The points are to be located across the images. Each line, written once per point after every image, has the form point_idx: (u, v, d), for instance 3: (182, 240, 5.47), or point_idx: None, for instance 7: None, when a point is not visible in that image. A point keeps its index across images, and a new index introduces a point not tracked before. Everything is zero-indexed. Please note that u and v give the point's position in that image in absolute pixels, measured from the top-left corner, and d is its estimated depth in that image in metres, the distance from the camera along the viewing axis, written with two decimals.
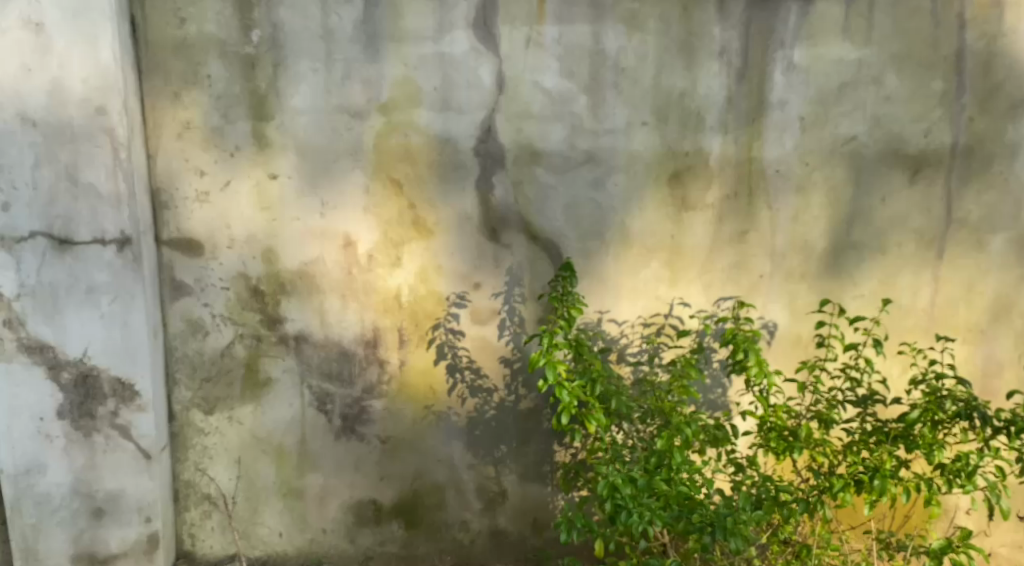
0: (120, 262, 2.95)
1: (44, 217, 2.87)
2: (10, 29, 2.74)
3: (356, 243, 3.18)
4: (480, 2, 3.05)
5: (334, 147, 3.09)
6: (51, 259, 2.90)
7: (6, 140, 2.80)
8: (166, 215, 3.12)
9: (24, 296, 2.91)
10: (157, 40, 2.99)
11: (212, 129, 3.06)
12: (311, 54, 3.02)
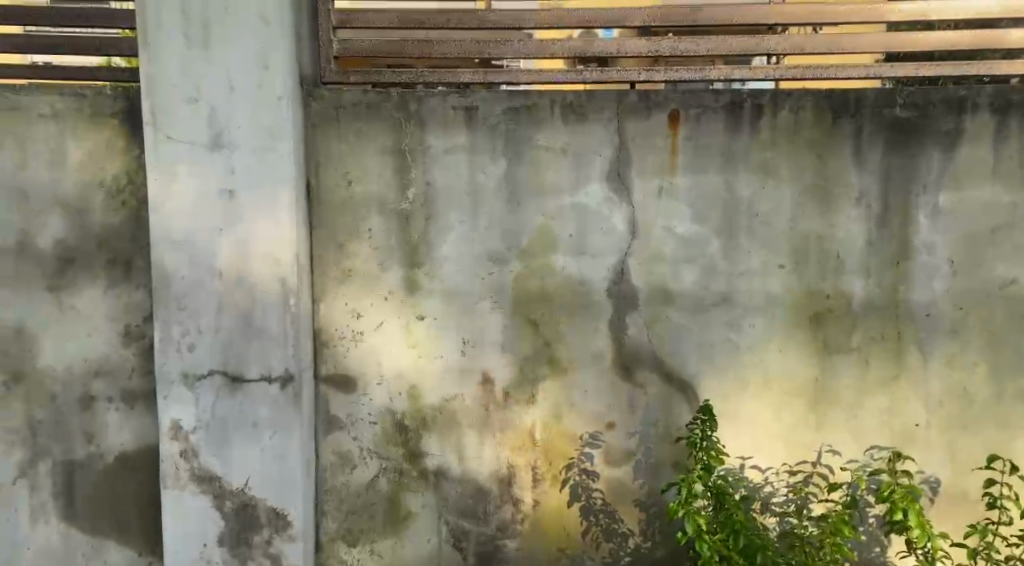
0: (283, 398, 3.16)
1: (221, 356, 3.14)
2: (206, 195, 3.07)
3: (492, 382, 3.32)
4: (614, 157, 3.24)
5: (476, 290, 3.28)
6: (224, 395, 3.15)
7: (196, 288, 3.11)
8: (325, 353, 3.32)
9: (199, 428, 3.15)
10: (328, 200, 3.26)
11: (371, 276, 3.28)
12: (459, 207, 3.24)
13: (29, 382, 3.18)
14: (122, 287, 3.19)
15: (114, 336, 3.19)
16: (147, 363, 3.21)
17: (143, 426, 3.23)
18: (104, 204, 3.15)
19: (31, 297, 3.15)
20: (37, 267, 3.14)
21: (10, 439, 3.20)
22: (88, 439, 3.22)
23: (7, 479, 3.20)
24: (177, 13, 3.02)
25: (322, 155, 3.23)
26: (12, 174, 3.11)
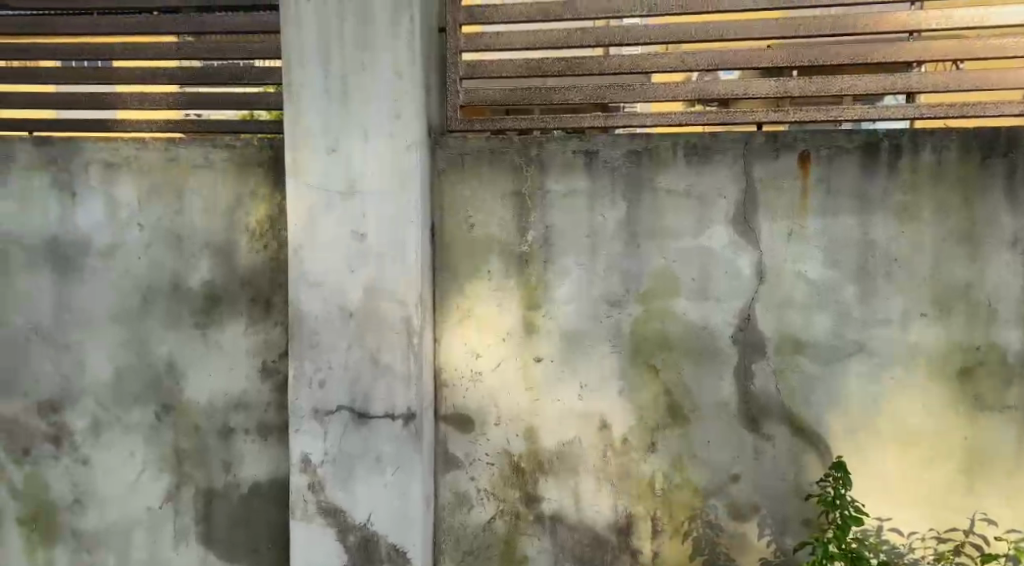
0: (406, 436, 3.08)
1: (351, 392, 3.09)
2: (339, 236, 3.03)
3: (610, 429, 3.26)
4: (740, 201, 3.13)
5: (593, 333, 3.24)
6: (351, 431, 3.10)
7: (327, 326, 3.08)
8: (445, 392, 3.35)
9: (328, 461, 3.12)
10: (452, 241, 3.30)
11: (490, 316, 3.30)
12: (576, 250, 3.23)
13: (176, 411, 3.21)
14: (261, 324, 3.17)
15: (252, 371, 3.19)
16: (282, 398, 3.18)
17: (276, 458, 3.21)
18: (246, 245, 3.14)
19: (179, 332, 3.18)
20: (184, 304, 3.17)
21: (156, 465, 3.24)
22: (226, 469, 3.22)
23: (153, 504, 3.25)
24: (319, 65, 3.02)
25: (447, 199, 3.28)
26: (169, 219, 3.14)
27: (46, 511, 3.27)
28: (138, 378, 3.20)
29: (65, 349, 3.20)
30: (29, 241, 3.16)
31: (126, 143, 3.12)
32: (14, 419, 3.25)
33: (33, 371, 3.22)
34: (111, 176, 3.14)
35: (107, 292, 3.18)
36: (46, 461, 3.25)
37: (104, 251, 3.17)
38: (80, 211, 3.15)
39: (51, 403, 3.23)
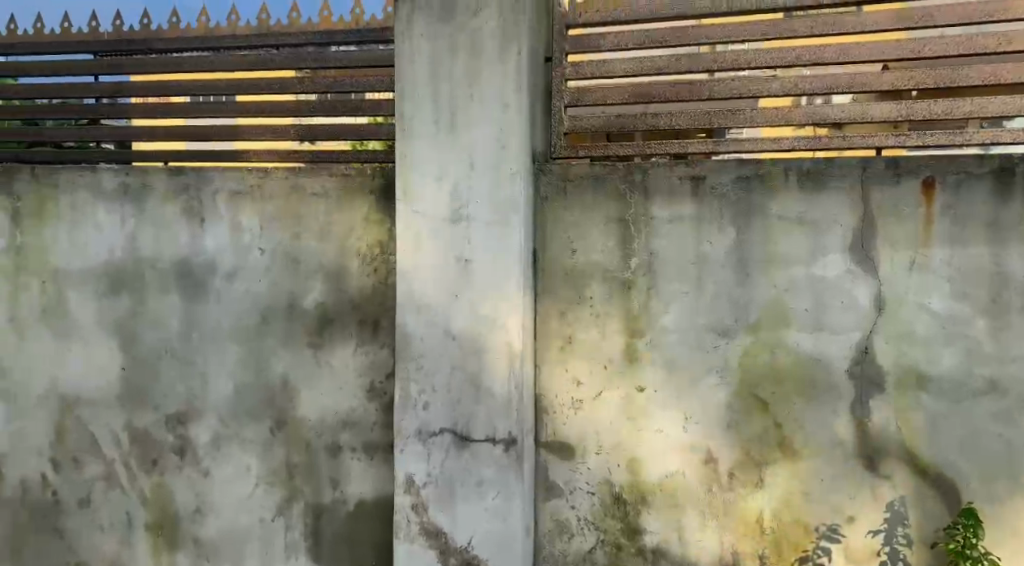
0: (507, 462, 2.96)
1: (455, 415, 2.99)
2: (443, 262, 2.95)
3: (715, 462, 3.12)
4: (857, 230, 2.97)
5: (699, 363, 3.11)
6: (453, 455, 2.99)
7: (431, 351, 2.98)
8: (545, 418, 3.26)
9: (430, 483, 3.02)
10: (553, 267, 3.22)
11: (590, 343, 3.21)
12: (682, 278, 3.11)
13: (288, 428, 3.25)
14: (369, 345, 3.19)
15: (360, 391, 3.20)
16: (388, 418, 3.19)
17: (381, 477, 3.21)
18: (358, 269, 3.17)
19: (294, 352, 3.23)
20: (299, 324, 3.22)
21: (270, 480, 3.28)
22: (333, 486, 3.24)
23: (265, 517, 3.29)
24: (429, 97, 2.94)
25: (550, 225, 3.20)
26: (287, 244, 3.21)
27: (168, 520, 3.36)
28: (255, 395, 3.26)
29: (190, 364, 3.30)
30: (161, 262, 3.29)
31: (251, 172, 3.20)
32: (142, 430, 3.35)
33: (161, 386, 3.32)
34: (236, 204, 3.23)
35: (229, 312, 3.26)
36: (170, 471, 3.34)
37: (227, 272, 3.26)
38: (208, 235, 3.26)
39: (177, 416, 3.32)
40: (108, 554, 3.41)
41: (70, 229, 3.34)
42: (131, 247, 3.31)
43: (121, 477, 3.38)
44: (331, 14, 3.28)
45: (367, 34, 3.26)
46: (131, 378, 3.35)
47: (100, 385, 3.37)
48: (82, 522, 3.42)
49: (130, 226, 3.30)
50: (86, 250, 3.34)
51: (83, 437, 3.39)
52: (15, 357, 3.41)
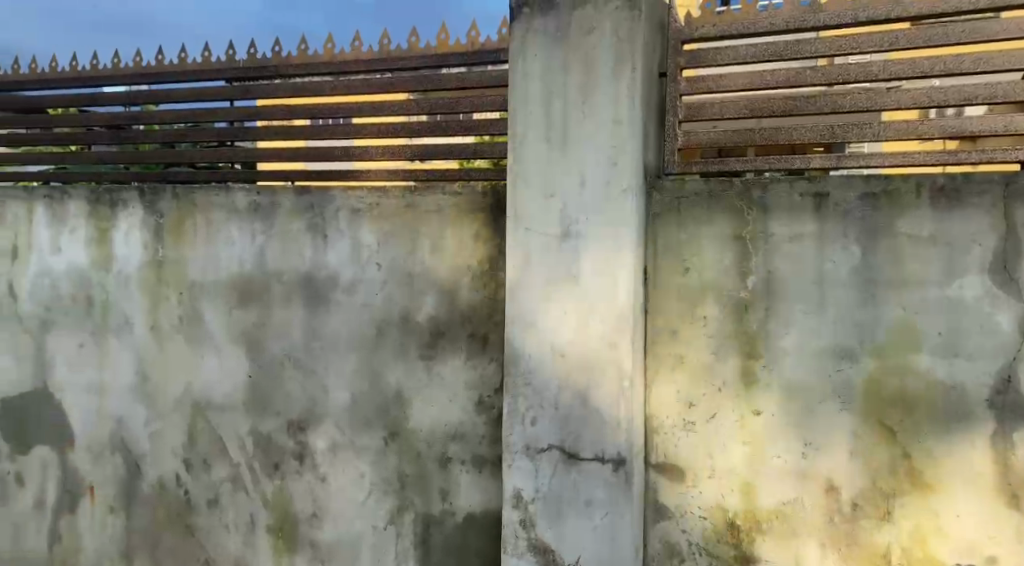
0: (616, 481, 2.89)
1: (563, 431, 2.93)
2: (553, 279, 2.90)
3: (838, 492, 2.94)
4: (1000, 248, 2.77)
5: (821, 388, 2.94)
6: (561, 472, 2.94)
7: (538, 368, 2.93)
8: (655, 439, 3.13)
9: (538, 499, 2.97)
10: (664, 286, 3.10)
11: (703, 364, 3.06)
12: (803, 298, 2.95)
13: (400, 438, 3.33)
14: (478, 359, 3.23)
15: (470, 404, 3.25)
16: (496, 432, 3.22)
17: (490, 490, 3.23)
18: (469, 284, 3.23)
19: (407, 364, 3.31)
20: (412, 337, 3.30)
21: (383, 488, 3.37)
22: (443, 497, 3.29)
23: (378, 524, 3.37)
24: (542, 114, 2.91)
25: (662, 242, 3.09)
26: (402, 259, 3.31)
27: (288, 523, 3.50)
28: (370, 405, 3.36)
29: (310, 373, 3.44)
30: (286, 276, 3.46)
31: (370, 191, 3.32)
32: (266, 435, 3.52)
33: (284, 393, 3.48)
34: (356, 221, 3.35)
35: (347, 324, 3.38)
36: (290, 475, 3.48)
37: (346, 285, 3.38)
38: (329, 250, 3.40)
39: (297, 422, 3.47)
40: (233, 553, 3.59)
41: (206, 244, 3.56)
42: (259, 261, 3.49)
43: (246, 480, 3.55)
44: (448, 36, 3.36)
45: (482, 56, 3.32)
46: (256, 385, 3.52)
47: (229, 391, 3.56)
48: (211, 521, 3.61)
49: (259, 241, 3.49)
50: (220, 264, 3.55)
51: (213, 440, 3.59)
52: (155, 363, 3.66)
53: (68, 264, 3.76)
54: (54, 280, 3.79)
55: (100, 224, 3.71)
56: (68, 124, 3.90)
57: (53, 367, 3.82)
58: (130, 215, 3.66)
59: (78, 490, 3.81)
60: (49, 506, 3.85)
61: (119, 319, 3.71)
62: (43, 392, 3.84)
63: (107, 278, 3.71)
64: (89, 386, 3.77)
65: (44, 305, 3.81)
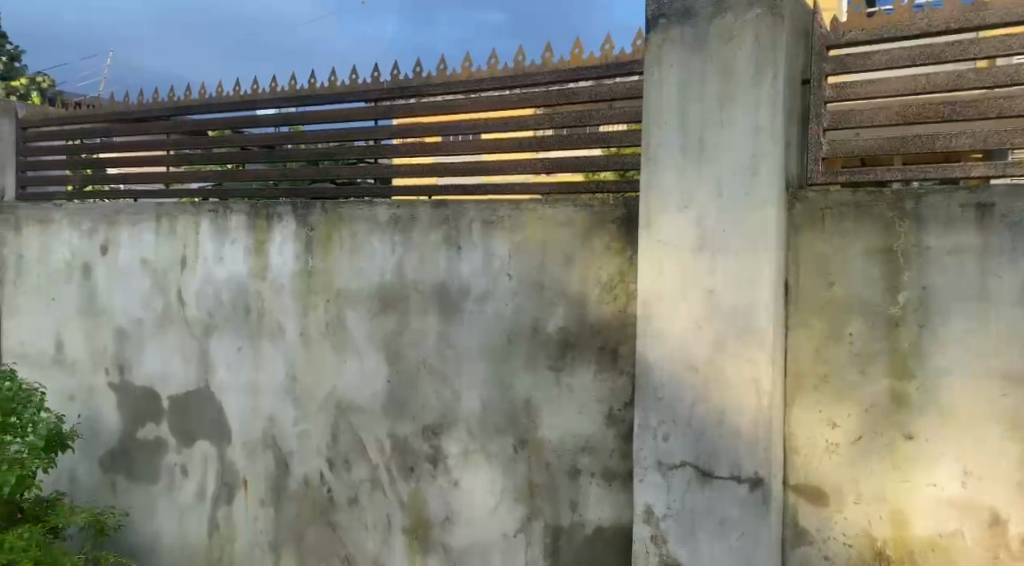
0: (752, 502, 2.77)
1: (697, 448, 2.85)
2: (688, 292, 2.84)
3: (1004, 526, 2.69)
4: None
5: (984, 413, 2.70)
6: (694, 489, 2.86)
7: (672, 382, 2.88)
8: (795, 459, 2.97)
9: (670, 516, 2.90)
10: (806, 300, 2.94)
11: (849, 383, 2.88)
12: (963, 314, 2.72)
13: (530, 448, 3.36)
14: (608, 372, 3.21)
15: (599, 416, 3.23)
16: (626, 445, 3.18)
17: (619, 504, 3.19)
18: (599, 297, 3.22)
19: (537, 374, 3.34)
20: (543, 348, 3.33)
21: (513, 496, 3.40)
22: (572, 508, 3.28)
23: (508, 532, 3.41)
24: (677, 125, 2.87)
25: (804, 256, 2.94)
26: (533, 270, 3.34)
27: (423, 525, 3.60)
28: (501, 413, 3.41)
29: (444, 381, 3.54)
30: (423, 285, 3.58)
31: (503, 204, 3.39)
32: (402, 439, 3.64)
33: (419, 398, 3.60)
34: (488, 233, 3.42)
35: (479, 334, 3.45)
36: (425, 478, 3.59)
37: (479, 295, 3.46)
38: (463, 261, 3.48)
39: (431, 428, 3.57)
40: (371, 551, 3.73)
41: (350, 255, 3.75)
42: (398, 272, 3.63)
43: (384, 481, 3.69)
44: (582, 51, 3.39)
45: (616, 69, 3.32)
46: (394, 390, 3.66)
47: (369, 395, 3.72)
48: (351, 519, 3.77)
49: (398, 253, 3.63)
50: (362, 274, 3.72)
51: (354, 442, 3.76)
52: (303, 367, 3.88)
53: (229, 273, 4.06)
54: (217, 288, 4.10)
55: (257, 236, 3.98)
56: (225, 145, 4.23)
57: (214, 368, 4.12)
58: (284, 227, 3.91)
59: (234, 483, 4.08)
60: (209, 497, 4.15)
61: (272, 325, 3.95)
62: (206, 391, 4.15)
63: (262, 286, 3.97)
64: (244, 387, 4.04)
65: (208, 311, 4.13)
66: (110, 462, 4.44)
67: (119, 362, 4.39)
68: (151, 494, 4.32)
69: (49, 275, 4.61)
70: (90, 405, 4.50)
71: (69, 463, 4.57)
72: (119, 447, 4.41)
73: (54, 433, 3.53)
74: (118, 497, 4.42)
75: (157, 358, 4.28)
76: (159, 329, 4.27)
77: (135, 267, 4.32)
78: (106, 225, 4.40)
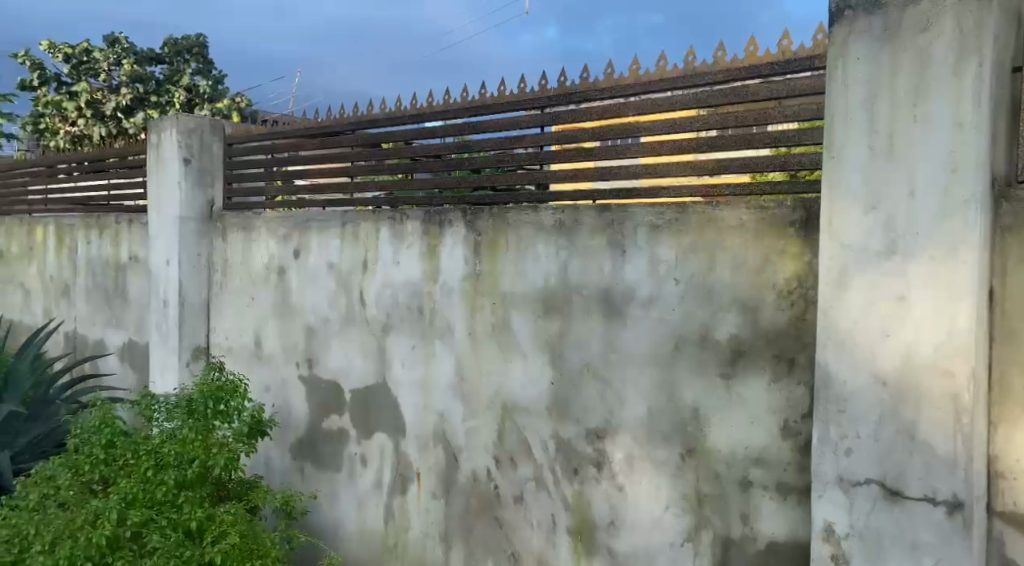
0: (950, 526, 2.55)
1: (885, 465, 2.67)
2: (876, 299, 2.67)
3: None
4: None
5: None
6: (882, 509, 2.68)
7: (857, 395, 2.71)
8: (1002, 484, 2.70)
9: (853, 535, 2.74)
10: (1015, 310, 2.67)
11: None
12: None
13: (698, 456, 3.28)
14: (784, 382, 3.08)
15: (774, 427, 3.10)
16: (803, 459, 3.04)
17: (796, 519, 3.06)
18: (773, 303, 3.09)
19: (706, 381, 3.26)
20: (712, 355, 3.24)
21: (681, 504, 3.34)
22: (744, 520, 3.18)
23: (674, 540, 3.35)
24: (864, 122, 2.71)
25: (1014, 261, 2.66)
26: (702, 274, 3.26)
27: (587, 527, 3.60)
28: (668, 420, 3.36)
29: (609, 385, 3.53)
30: (587, 289, 3.59)
31: (671, 207, 3.34)
32: (568, 441, 3.66)
33: (584, 401, 3.60)
34: (655, 237, 3.38)
35: (646, 339, 3.42)
36: (589, 481, 3.59)
37: (645, 300, 3.42)
38: (629, 265, 3.46)
39: (596, 431, 3.57)
40: (537, 549, 3.78)
41: (516, 259, 3.82)
42: (563, 275, 3.66)
43: (548, 481, 3.73)
44: (757, 48, 3.28)
45: (794, 65, 3.18)
46: (558, 393, 3.69)
47: (535, 396, 3.77)
48: (517, 517, 3.84)
49: (562, 257, 3.66)
50: (528, 277, 3.78)
51: (520, 442, 3.82)
52: (471, 367, 4.00)
53: (405, 277, 4.26)
54: (394, 290, 4.31)
55: (430, 241, 4.14)
56: (394, 156, 4.45)
57: (390, 365, 4.34)
58: (454, 232, 4.05)
59: (407, 475, 4.28)
60: (385, 487, 4.37)
61: (443, 326, 4.11)
62: (383, 386, 4.38)
63: (434, 288, 4.14)
64: (417, 384, 4.22)
65: (385, 311, 4.35)
66: (298, 449, 4.79)
67: (308, 357, 4.72)
68: (334, 480, 4.61)
69: (250, 276, 5.04)
70: (283, 396, 4.87)
71: (263, 448, 4.97)
72: (305, 435, 4.74)
73: (258, 420, 3.84)
74: (306, 482, 4.75)
75: (341, 354, 4.56)
76: (342, 327, 4.55)
77: (322, 270, 4.63)
78: (298, 232, 4.75)
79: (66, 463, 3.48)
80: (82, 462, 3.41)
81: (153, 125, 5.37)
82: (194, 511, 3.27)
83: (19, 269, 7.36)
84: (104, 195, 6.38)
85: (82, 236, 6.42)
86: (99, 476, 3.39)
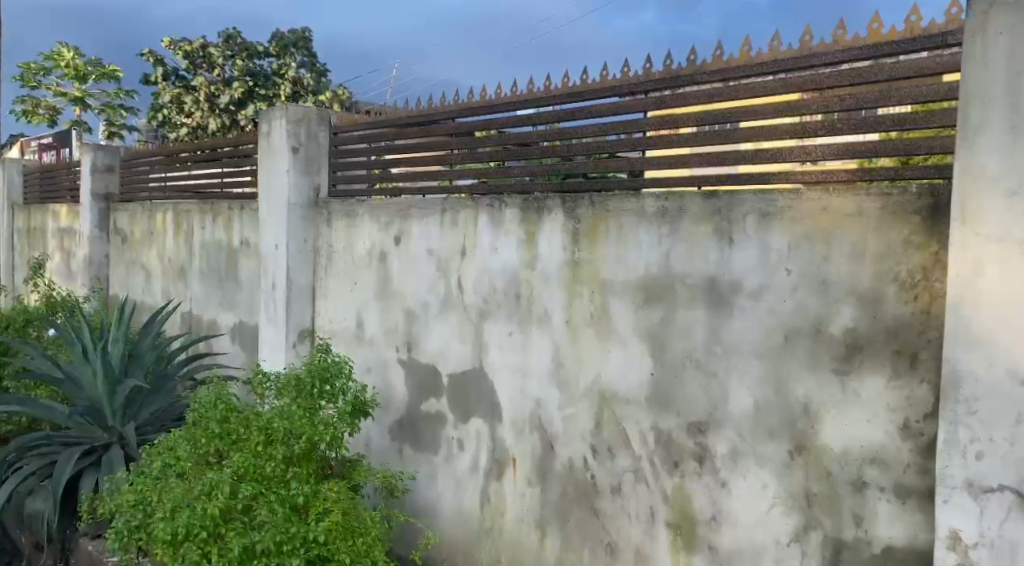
0: None
1: (1021, 470, 2.49)
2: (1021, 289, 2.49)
3: None
4: None
5: None
6: (1016, 517, 2.50)
7: (992, 394, 2.53)
8: None
9: (982, 544, 2.56)
10: None
11: None
12: None
13: (809, 454, 3.15)
14: (905, 379, 2.92)
15: (893, 427, 2.95)
16: (926, 460, 2.89)
17: (917, 523, 2.91)
18: (895, 296, 2.93)
19: (819, 376, 3.12)
20: (827, 350, 3.10)
21: (789, 503, 3.21)
22: (857, 522, 3.04)
23: (781, 539, 3.23)
24: (1008, 103, 2.51)
25: None
26: (815, 265, 3.12)
27: (688, 522, 3.52)
28: (776, 415, 3.24)
29: (712, 377, 3.42)
30: (691, 278, 3.49)
31: (782, 194, 3.21)
32: (668, 432, 3.58)
33: (686, 393, 3.51)
34: (765, 224, 3.25)
35: (754, 331, 3.30)
36: (690, 475, 3.50)
37: (753, 291, 3.30)
38: (736, 255, 3.34)
39: (698, 424, 3.47)
40: (634, 541, 3.72)
41: (617, 247, 3.75)
42: (665, 265, 3.57)
43: (647, 473, 3.65)
44: (883, 25, 3.10)
45: (922, 42, 3.00)
46: (658, 383, 3.61)
47: (633, 387, 3.70)
48: (614, 507, 3.79)
49: (666, 245, 3.57)
50: (628, 265, 3.71)
51: (618, 431, 3.76)
52: (569, 354, 3.96)
53: (503, 264, 4.25)
54: (491, 277, 4.31)
55: (529, 228, 4.12)
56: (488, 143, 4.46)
57: (488, 350, 4.35)
58: (552, 220, 4.02)
59: (504, 461, 4.29)
60: (481, 470, 4.40)
61: (540, 313, 4.08)
62: (480, 371, 4.40)
63: (533, 276, 4.11)
64: (515, 370, 4.22)
65: (483, 297, 4.36)
66: (398, 430, 4.88)
67: (408, 341, 4.80)
68: (432, 462, 4.67)
69: (353, 261, 5.15)
70: (383, 378, 4.97)
71: (365, 429, 5.09)
72: (405, 417, 4.82)
73: (361, 401, 3.95)
74: (404, 463, 4.83)
75: (439, 339, 4.61)
76: (441, 313, 4.60)
77: (423, 256, 4.69)
78: (399, 219, 4.82)
79: (186, 434, 3.64)
80: (199, 434, 3.56)
81: (263, 115, 5.56)
82: (302, 488, 3.38)
83: (141, 252, 7.79)
84: (218, 183, 6.66)
85: (198, 221, 6.73)
86: (214, 449, 3.53)
